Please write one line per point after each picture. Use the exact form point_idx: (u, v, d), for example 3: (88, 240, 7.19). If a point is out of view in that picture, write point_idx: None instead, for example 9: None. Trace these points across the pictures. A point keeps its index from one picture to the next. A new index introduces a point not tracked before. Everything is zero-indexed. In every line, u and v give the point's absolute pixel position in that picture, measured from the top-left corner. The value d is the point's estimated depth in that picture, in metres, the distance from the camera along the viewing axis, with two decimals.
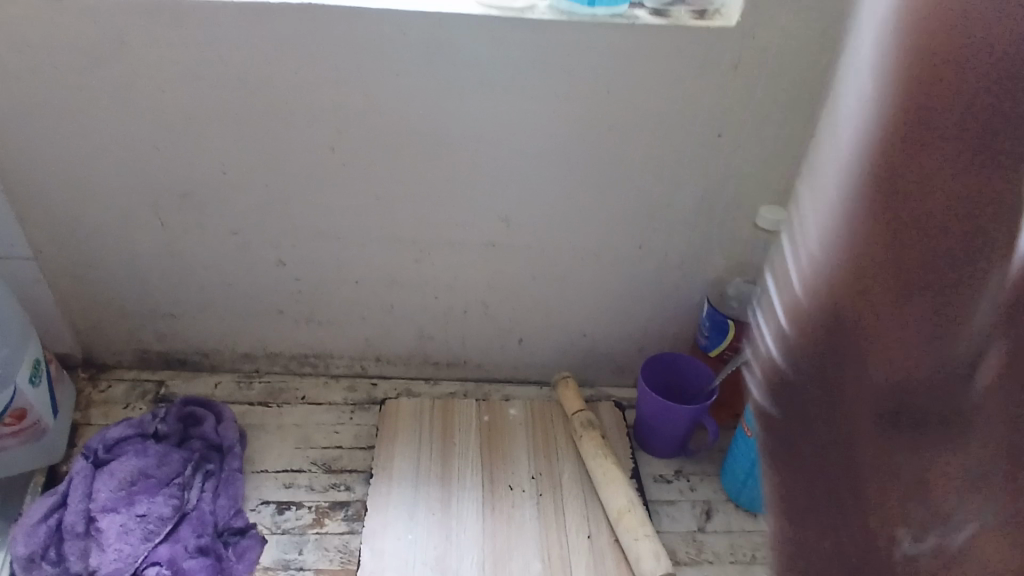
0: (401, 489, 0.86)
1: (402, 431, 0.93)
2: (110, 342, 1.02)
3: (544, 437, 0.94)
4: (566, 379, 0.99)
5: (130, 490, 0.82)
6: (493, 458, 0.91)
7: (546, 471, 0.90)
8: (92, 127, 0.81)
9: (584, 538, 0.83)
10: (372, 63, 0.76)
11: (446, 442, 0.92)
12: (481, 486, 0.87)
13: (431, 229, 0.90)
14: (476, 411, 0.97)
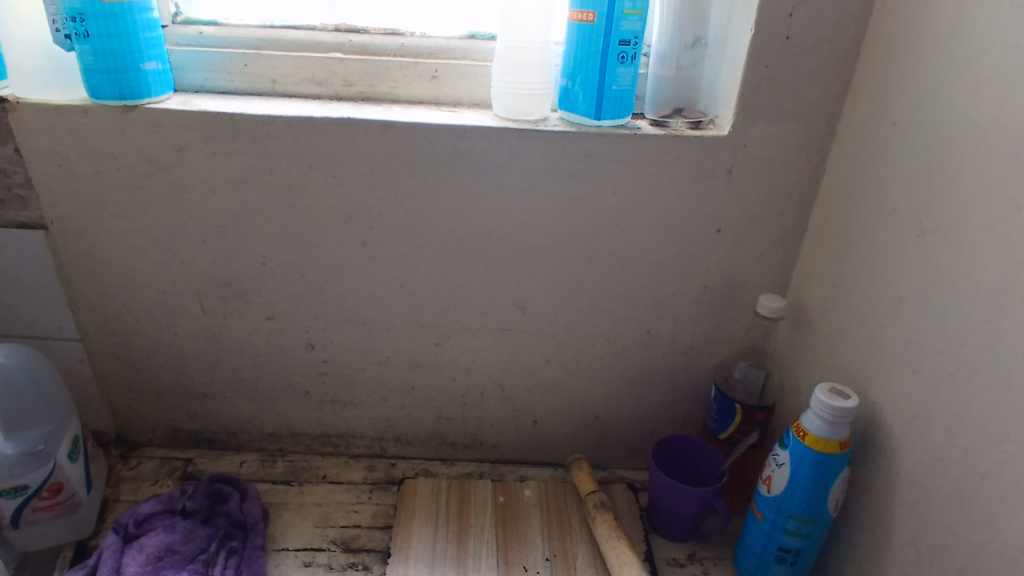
0: (418, 568, 0.88)
1: (419, 512, 0.96)
2: (142, 421, 1.07)
3: (558, 519, 0.96)
4: (580, 461, 1.03)
5: (156, 565, 0.84)
6: (508, 539, 0.93)
7: (560, 553, 0.91)
8: (147, 223, 0.90)
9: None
10: (401, 168, 0.85)
11: (462, 523, 0.95)
12: (497, 567, 0.89)
13: (452, 316, 0.96)
14: (492, 493, 1.00)
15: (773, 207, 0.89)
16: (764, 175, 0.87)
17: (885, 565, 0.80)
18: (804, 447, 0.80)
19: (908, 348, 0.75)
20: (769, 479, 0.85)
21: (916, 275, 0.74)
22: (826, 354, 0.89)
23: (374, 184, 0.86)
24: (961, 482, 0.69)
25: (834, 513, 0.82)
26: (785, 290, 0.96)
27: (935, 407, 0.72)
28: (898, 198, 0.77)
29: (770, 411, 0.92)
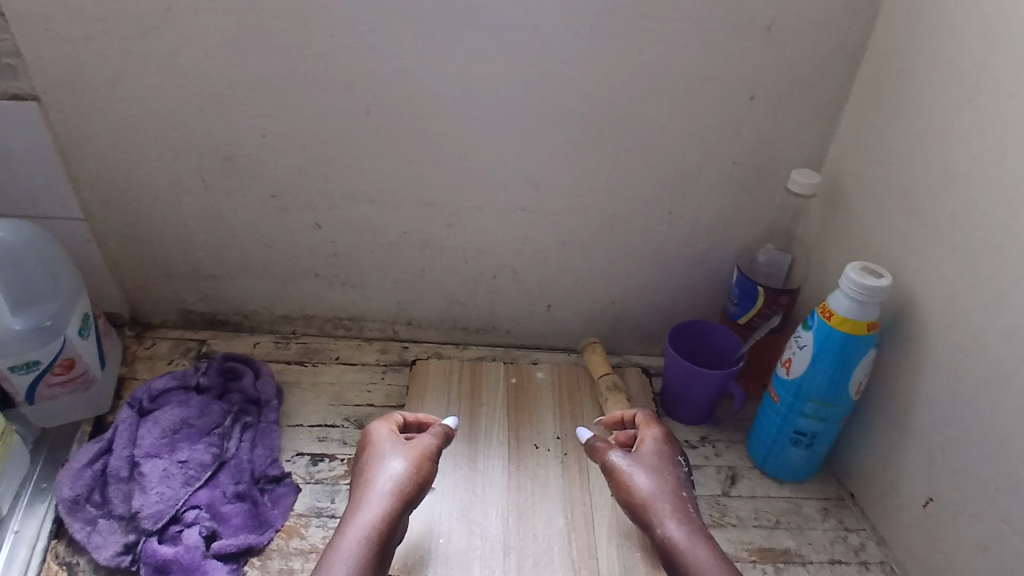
0: None
1: (431, 391, 0.95)
2: (154, 303, 1.06)
3: (570, 401, 0.96)
4: (594, 344, 1.01)
5: (172, 438, 0.85)
6: (519, 419, 0.92)
7: (571, 432, 0.91)
8: (141, 93, 0.85)
9: (608, 498, 0.84)
10: (405, 27, 0.78)
11: (474, 402, 0.94)
12: (508, 444, 0.89)
13: (463, 194, 0.91)
14: (504, 373, 0.99)
15: (814, 72, 0.81)
16: (807, 35, 0.79)
17: (906, 448, 0.79)
18: (830, 329, 0.76)
19: (954, 223, 0.70)
20: (789, 362, 0.81)
21: (966, 144, 0.68)
22: (860, 234, 0.83)
23: (378, 47, 0.80)
24: (998, 363, 0.66)
25: (855, 398, 0.80)
26: (820, 166, 0.89)
27: (978, 286, 0.68)
28: (951, 57, 0.69)
29: (794, 295, 0.89)
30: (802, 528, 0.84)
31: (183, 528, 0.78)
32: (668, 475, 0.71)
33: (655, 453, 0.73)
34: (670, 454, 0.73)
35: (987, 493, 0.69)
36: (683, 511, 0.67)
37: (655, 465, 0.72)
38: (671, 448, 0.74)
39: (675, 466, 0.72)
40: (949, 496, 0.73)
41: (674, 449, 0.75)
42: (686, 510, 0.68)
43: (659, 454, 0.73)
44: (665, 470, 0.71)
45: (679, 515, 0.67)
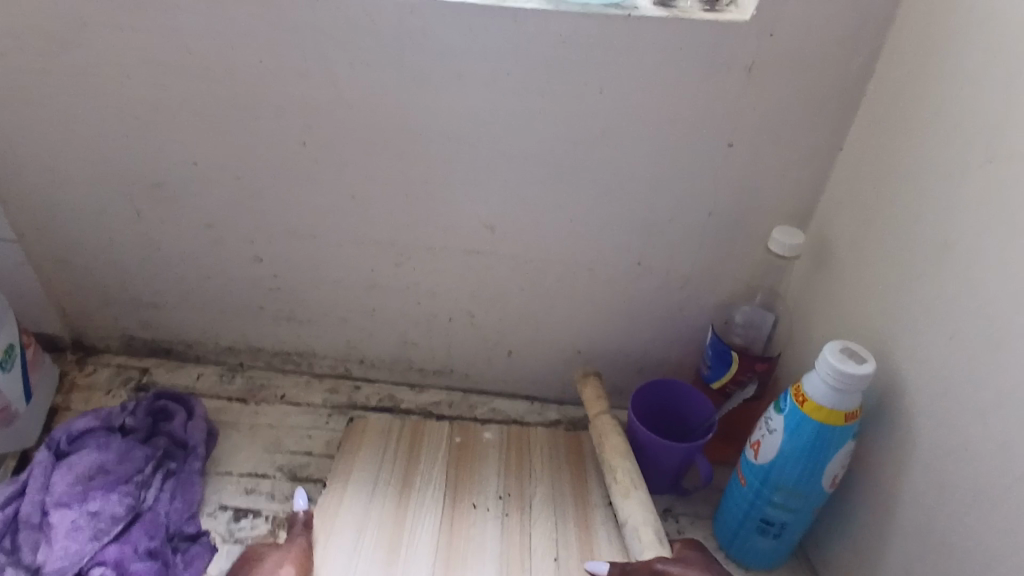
0: (357, 503, 0.81)
1: (369, 444, 0.88)
2: (96, 328, 0.99)
3: (518, 461, 0.88)
4: (586, 377, 0.92)
5: (87, 486, 0.80)
6: (459, 478, 0.85)
7: (515, 492, 0.84)
8: (62, 115, 0.78)
9: (550, 563, 0.76)
10: (339, 54, 0.70)
11: (412, 460, 0.87)
12: (442, 506, 0.81)
13: (412, 233, 0.83)
14: (448, 432, 0.91)
15: (803, 116, 0.71)
16: (794, 76, 0.69)
17: (886, 551, 0.69)
18: (802, 415, 0.67)
19: (949, 306, 0.61)
20: (758, 445, 0.72)
21: (968, 217, 0.58)
22: (848, 302, 0.73)
23: (309, 72, 0.72)
24: (989, 476, 0.57)
25: (829, 490, 0.71)
26: (810, 220, 0.79)
27: (971, 382, 0.59)
28: (960, 112, 0.59)
29: (772, 362, 0.80)
30: None
31: None
32: (700, 559, 0.70)
33: (681, 547, 0.73)
34: (689, 545, 0.73)
35: None
36: None
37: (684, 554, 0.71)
38: (685, 542, 0.74)
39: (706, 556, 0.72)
40: None
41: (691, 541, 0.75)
42: None
43: (683, 547, 0.72)
44: (701, 558, 0.71)
45: None
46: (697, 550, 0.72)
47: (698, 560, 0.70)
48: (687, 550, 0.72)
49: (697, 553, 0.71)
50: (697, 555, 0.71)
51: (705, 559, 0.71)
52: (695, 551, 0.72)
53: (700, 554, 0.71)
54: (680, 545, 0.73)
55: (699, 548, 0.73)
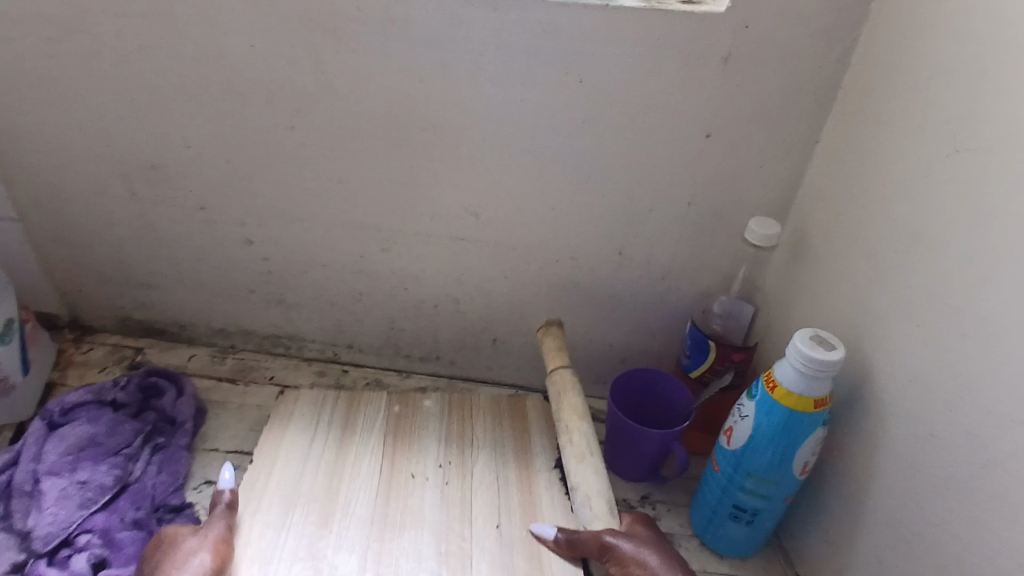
0: (289, 468, 0.80)
1: (303, 411, 0.88)
2: (91, 307, 1.02)
3: (459, 432, 0.88)
4: (552, 329, 0.89)
5: (77, 456, 0.82)
6: (397, 446, 0.85)
7: (455, 461, 0.84)
8: (61, 96, 0.80)
9: (491, 530, 0.76)
10: (327, 40, 0.72)
11: (348, 428, 0.86)
12: (378, 473, 0.81)
13: (398, 218, 0.85)
14: (388, 402, 0.91)
15: (780, 108, 0.72)
16: (770, 68, 0.70)
17: (854, 539, 0.70)
18: (773, 400, 0.68)
19: (915, 294, 0.61)
20: (731, 431, 0.73)
21: (934, 205, 0.59)
22: (823, 293, 0.74)
23: (299, 60, 0.74)
24: (950, 462, 0.57)
25: (801, 476, 0.72)
26: (789, 213, 0.80)
27: (933, 369, 0.59)
28: (929, 103, 0.60)
29: (749, 353, 0.81)
30: None
31: (72, 553, 0.74)
32: (644, 532, 0.72)
33: (628, 519, 0.74)
34: (637, 517, 0.75)
35: None
36: (671, 560, 0.69)
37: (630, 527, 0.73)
38: (633, 515, 0.75)
39: (651, 528, 0.74)
40: None
41: (640, 512, 0.76)
42: (676, 560, 0.70)
43: (630, 519, 0.74)
44: (645, 531, 0.73)
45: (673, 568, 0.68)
46: (643, 523, 0.74)
47: (643, 535, 0.72)
48: (634, 522, 0.74)
49: (641, 527, 0.73)
50: (641, 529, 0.73)
51: (648, 530, 0.73)
52: (640, 524, 0.74)
53: (643, 527, 0.73)
54: (629, 517, 0.75)
55: (646, 518, 0.75)
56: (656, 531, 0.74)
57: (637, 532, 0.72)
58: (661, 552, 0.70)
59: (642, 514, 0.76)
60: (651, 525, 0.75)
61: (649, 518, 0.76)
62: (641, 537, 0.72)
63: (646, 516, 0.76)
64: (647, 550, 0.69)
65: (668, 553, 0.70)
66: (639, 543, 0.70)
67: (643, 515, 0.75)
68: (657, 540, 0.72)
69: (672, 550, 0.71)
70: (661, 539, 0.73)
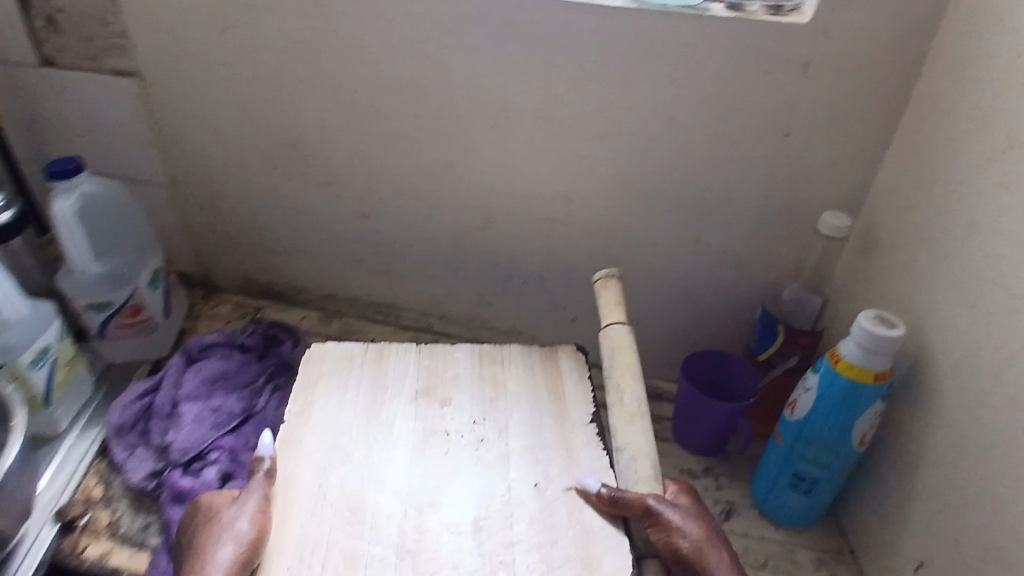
0: (323, 414, 0.73)
1: (331, 358, 0.79)
2: (220, 268, 1.17)
3: (495, 384, 0.78)
4: (609, 282, 0.83)
5: (211, 387, 0.95)
6: (432, 397, 0.76)
7: (491, 417, 0.75)
8: (224, 81, 0.95)
9: (530, 487, 0.68)
10: (453, 39, 0.84)
11: (378, 375, 0.78)
12: (415, 426, 0.73)
13: (497, 200, 0.96)
14: (418, 348, 0.82)
15: (855, 112, 0.80)
16: (847, 74, 0.77)
17: (906, 510, 0.75)
18: (835, 374, 0.75)
19: (972, 279, 0.67)
20: (794, 403, 0.80)
21: (993, 198, 0.65)
22: (887, 283, 0.81)
23: (427, 56, 0.86)
24: (997, 430, 0.63)
25: (859, 450, 0.77)
26: (859, 210, 0.86)
27: (986, 347, 0.65)
28: (993, 107, 0.66)
29: (815, 338, 0.88)
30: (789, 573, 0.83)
31: (204, 465, 0.87)
32: (690, 507, 0.68)
33: (674, 491, 0.70)
34: (682, 489, 0.71)
35: (974, 566, 0.65)
36: (715, 541, 0.65)
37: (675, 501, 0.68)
38: (678, 485, 0.71)
39: (695, 504, 0.70)
40: (939, 563, 0.70)
41: (684, 484, 0.72)
42: (720, 540, 0.66)
43: (675, 490, 0.70)
44: (689, 507, 0.68)
45: (718, 550, 0.64)
46: (685, 497, 0.70)
47: (687, 511, 0.67)
48: (678, 495, 0.70)
49: (688, 503, 0.69)
50: (685, 503, 0.69)
51: (691, 505, 0.69)
52: (683, 497, 0.70)
53: (685, 501, 0.70)
54: (674, 488, 0.71)
55: (689, 489, 0.72)
56: (699, 504, 0.70)
57: (682, 507, 0.68)
58: (705, 531, 0.66)
59: (684, 486, 0.72)
60: (694, 502, 0.70)
61: (693, 491, 0.71)
62: (686, 513, 0.67)
63: (689, 489, 0.72)
64: (693, 524, 0.66)
65: (713, 534, 0.66)
66: (685, 518, 0.66)
67: (686, 485, 0.72)
68: (700, 517, 0.67)
69: (715, 528, 0.67)
70: (705, 517, 0.68)
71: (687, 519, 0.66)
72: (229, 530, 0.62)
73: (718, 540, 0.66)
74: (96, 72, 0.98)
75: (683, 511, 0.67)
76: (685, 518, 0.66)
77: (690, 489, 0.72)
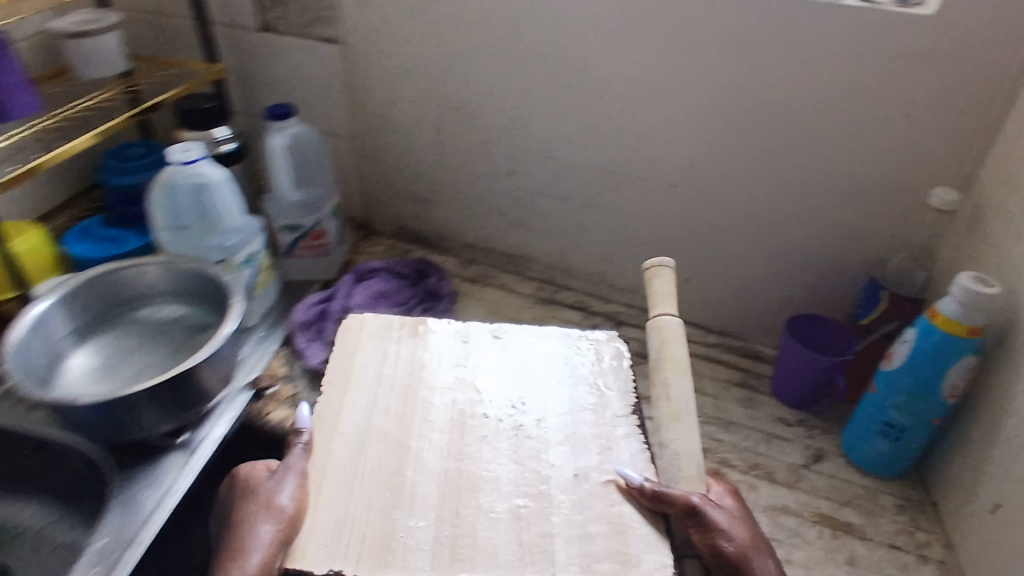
0: (360, 380, 0.72)
1: (364, 335, 0.77)
2: (381, 214, 1.37)
3: (535, 372, 0.75)
4: (660, 271, 0.76)
5: (374, 301, 1.16)
6: (470, 376, 0.74)
7: (531, 402, 0.72)
8: (410, 49, 1.14)
9: (569, 476, 0.65)
10: (609, 19, 0.99)
11: (416, 350, 0.76)
12: (453, 399, 0.71)
13: (629, 164, 1.10)
14: (458, 330, 0.80)
15: (970, 98, 0.88)
16: (966, 62, 0.86)
17: (987, 457, 0.83)
18: (931, 327, 0.83)
19: None
20: (891, 354, 0.89)
21: None
22: (989, 256, 0.88)
23: (585, 32, 1.01)
24: None
25: (949, 401, 0.85)
26: (968, 191, 0.94)
27: None
28: None
29: (918, 306, 0.98)
30: (870, 512, 0.92)
31: None
32: (734, 507, 0.67)
33: (717, 492, 0.68)
34: (725, 488, 0.70)
35: None
36: (756, 546, 0.64)
37: (719, 499, 0.67)
38: (721, 484, 0.70)
39: (738, 505, 0.68)
40: (1013, 501, 0.77)
41: (727, 483, 0.70)
42: (761, 544, 0.65)
43: (719, 487, 0.69)
44: (732, 506, 0.67)
45: (760, 555, 0.64)
46: (729, 495, 0.69)
47: (729, 519, 0.65)
48: (721, 494, 0.68)
49: (729, 502, 0.68)
50: (728, 508, 0.66)
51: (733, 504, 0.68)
52: (727, 497, 0.69)
53: (729, 500, 0.68)
54: (717, 485, 0.70)
55: (732, 490, 0.70)
56: (745, 522, 0.65)
57: (725, 508, 0.66)
58: (747, 534, 0.65)
59: (727, 484, 0.70)
60: (737, 503, 0.68)
61: (735, 492, 0.70)
62: (727, 518, 0.65)
63: (731, 489, 0.70)
64: (734, 527, 0.64)
65: (755, 536, 0.65)
66: (728, 518, 0.65)
67: (728, 485, 0.70)
68: (742, 516, 0.66)
69: (757, 531, 0.66)
70: (747, 518, 0.67)
71: (728, 520, 0.65)
72: (270, 504, 0.60)
73: (757, 544, 0.65)
74: (308, 37, 1.19)
75: (726, 512, 0.65)
76: (728, 518, 0.65)
77: (733, 490, 0.70)
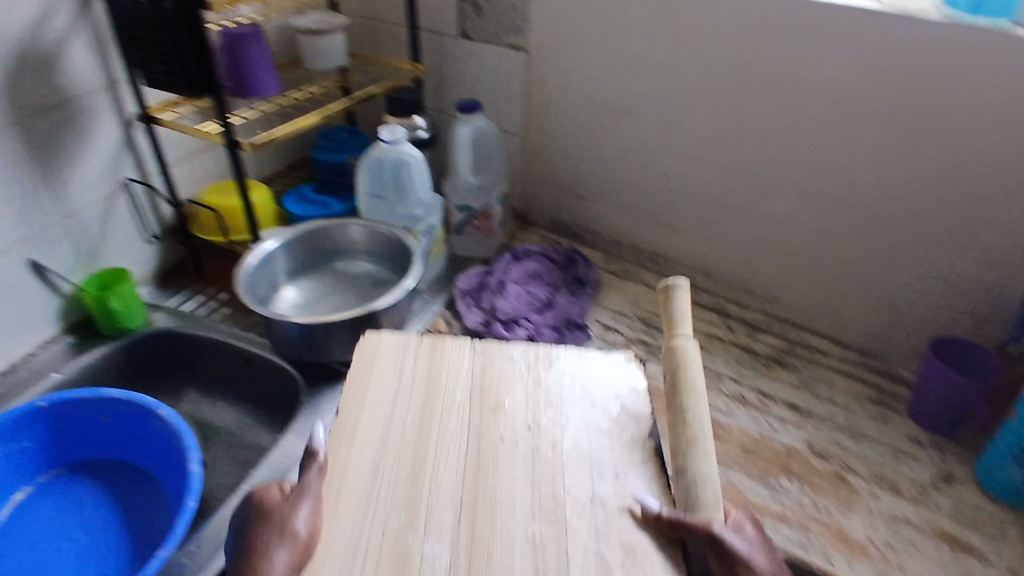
0: (378, 390, 0.68)
1: (367, 352, 0.71)
2: (539, 207, 1.52)
3: (549, 393, 0.69)
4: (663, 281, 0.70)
5: (527, 279, 1.31)
6: (483, 385, 0.69)
7: (548, 424, 0.66)
8: (587, 58, 1.28)
9: (584, 500, 0.59)
10: (778, 37, 1.07)
11: (431, 360, 0.71)
12: (466, 412, 0.66)
13: (783, 176, 1.17)
14: (471, 343, 0.74)
15: None
16: None
17: None
18: None
19: None
20: None
21: None
22: None
23: (753, 49, 1.10)
24: None
25: None
26: None
27: None
28: None
29: None
30: (994, 536, 0.91)
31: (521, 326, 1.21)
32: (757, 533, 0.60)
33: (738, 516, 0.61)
34: (744, 514, 0.61)
35: None
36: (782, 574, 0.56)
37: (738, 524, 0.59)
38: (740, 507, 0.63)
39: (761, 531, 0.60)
40: None
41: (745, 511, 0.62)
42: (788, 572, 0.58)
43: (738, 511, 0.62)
44: (754, 537, 0.58)
45: None
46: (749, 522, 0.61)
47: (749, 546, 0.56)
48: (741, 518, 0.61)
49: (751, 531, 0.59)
50: (749, 538, 0.58)
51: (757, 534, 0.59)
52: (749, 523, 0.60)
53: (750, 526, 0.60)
54: (736, 510, 0.62)
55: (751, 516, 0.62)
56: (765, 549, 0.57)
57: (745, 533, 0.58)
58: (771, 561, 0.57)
59: (746, 511, 0.62)
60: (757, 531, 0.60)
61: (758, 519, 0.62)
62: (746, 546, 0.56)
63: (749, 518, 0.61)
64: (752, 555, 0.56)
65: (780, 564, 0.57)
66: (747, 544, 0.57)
67: (747, 510, 0.62)
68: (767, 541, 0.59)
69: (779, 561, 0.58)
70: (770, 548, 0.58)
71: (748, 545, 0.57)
72: (285, 529, 0.55)
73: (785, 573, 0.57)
74: (498, 44, 1.37)
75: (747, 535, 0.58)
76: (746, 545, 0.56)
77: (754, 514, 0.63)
